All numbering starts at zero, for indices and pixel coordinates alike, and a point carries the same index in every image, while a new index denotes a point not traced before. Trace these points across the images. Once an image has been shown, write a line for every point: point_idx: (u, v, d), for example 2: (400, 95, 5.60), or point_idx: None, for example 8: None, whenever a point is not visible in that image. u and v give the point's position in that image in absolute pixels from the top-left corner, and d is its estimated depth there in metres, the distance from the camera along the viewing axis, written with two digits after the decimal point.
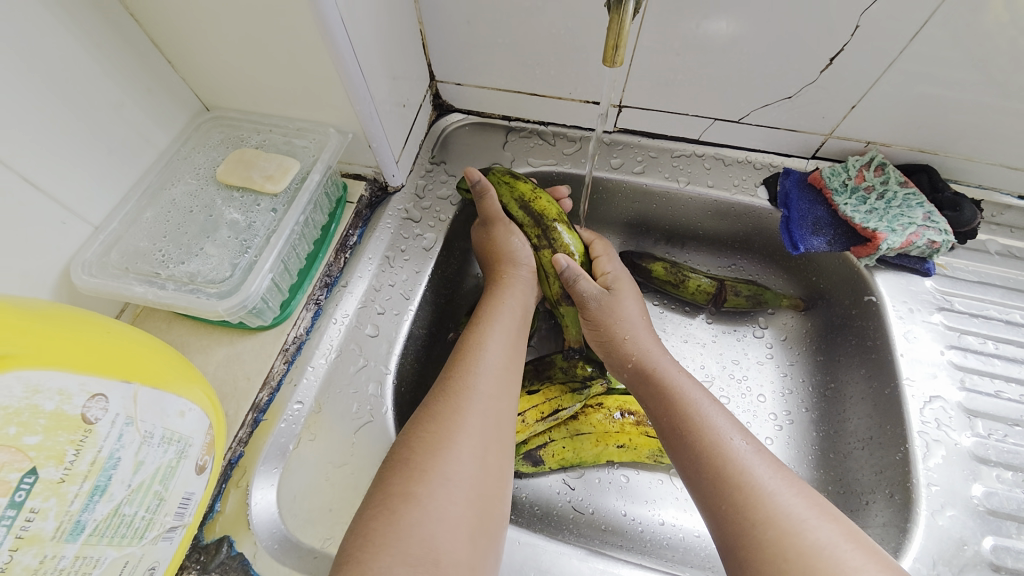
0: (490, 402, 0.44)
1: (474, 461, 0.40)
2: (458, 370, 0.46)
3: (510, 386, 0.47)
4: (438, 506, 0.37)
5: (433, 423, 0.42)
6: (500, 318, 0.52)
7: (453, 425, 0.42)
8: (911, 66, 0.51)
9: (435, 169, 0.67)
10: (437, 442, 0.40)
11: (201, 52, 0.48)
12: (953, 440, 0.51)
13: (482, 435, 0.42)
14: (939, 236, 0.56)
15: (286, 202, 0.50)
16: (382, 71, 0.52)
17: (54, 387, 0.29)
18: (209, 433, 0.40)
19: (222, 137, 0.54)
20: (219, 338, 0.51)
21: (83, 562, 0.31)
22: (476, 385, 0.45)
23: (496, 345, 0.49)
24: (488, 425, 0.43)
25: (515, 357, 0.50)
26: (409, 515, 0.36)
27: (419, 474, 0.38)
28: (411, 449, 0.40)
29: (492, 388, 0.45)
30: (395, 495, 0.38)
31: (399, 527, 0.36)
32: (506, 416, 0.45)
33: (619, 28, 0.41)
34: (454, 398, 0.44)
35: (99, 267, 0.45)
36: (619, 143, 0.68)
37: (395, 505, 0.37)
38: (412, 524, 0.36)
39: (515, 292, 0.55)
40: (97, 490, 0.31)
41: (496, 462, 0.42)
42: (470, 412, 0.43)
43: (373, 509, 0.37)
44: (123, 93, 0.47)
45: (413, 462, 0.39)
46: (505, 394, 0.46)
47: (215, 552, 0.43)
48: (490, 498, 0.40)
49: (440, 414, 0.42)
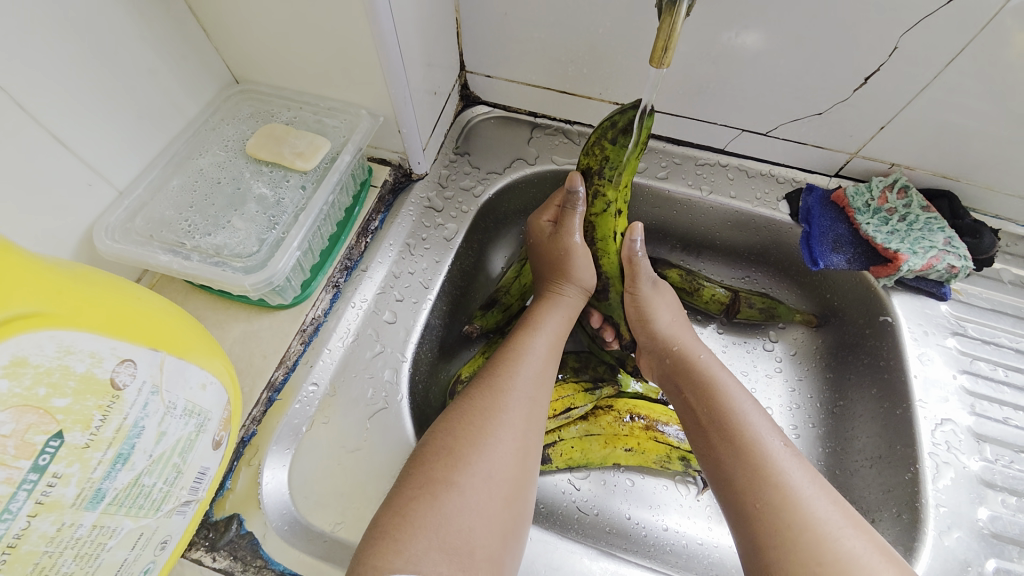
0: (529, 399, 0.44)
1: (514, 453, 0.40)
2: (499, 364, 0.46)
3: (548, 381, 0.47)
4: (476, 497, 0.37)
5: (475, 412, 0.42)
6: (546, 323, 0.52)
7: (493, 415, 0.41)
8: (941, 93, 0.51)
9: (459, 159, 0.67)
10: (478, 431, 0.40)
11: (238, 22, 0.47)
12: (962, 463, 0.52)
13: (523, 426, 0.42)
14: (958, 261, 0.57)
15: (315, 180, 0.49)
16: (418, 57, 0.52)
17: (85, 350, 0.29)
18: (227, 409, 0.39)
19: (251, 110, 0.54)
20: (236, 314, 0.50)
21: (99, 531, 0.30)
22: (515, 377, 0.45)
23: (535, 343, 0.49)
24: (528, 416, 0.43)
25: (552, 354, 0.50)
26: (448, 501, 0.36)
27: (461, 463, 0.38)
28: (451, 438, 0.40)
29: (530, 385, 0.45)
30: (436, 480, 0.37)
31: (439, 514, 0.36)
32: (541, 410, 0.45)
33: (671, 31, 0.40)
34: (496, 390, 0.43)
35: (122, 233, 0.44)
36: (645, 147, 0.68)
37: (438, 491, 0.37)
38: (447, 511, 0.36)
39: (562, 309, 0.54)
40: (120, 458, 0.30)
41: (529, 455, 0.42)
42: (512, 405, 0.43)
43: (413, 491, 0.37)
44: (156, 58, 0.46)
45: (457, 453, 0.39)
46: (539, 387, 0.45)
47: (224, 530, 0.42)
48: (521, 484, 0.40)
49: (481, 405, 0.42)
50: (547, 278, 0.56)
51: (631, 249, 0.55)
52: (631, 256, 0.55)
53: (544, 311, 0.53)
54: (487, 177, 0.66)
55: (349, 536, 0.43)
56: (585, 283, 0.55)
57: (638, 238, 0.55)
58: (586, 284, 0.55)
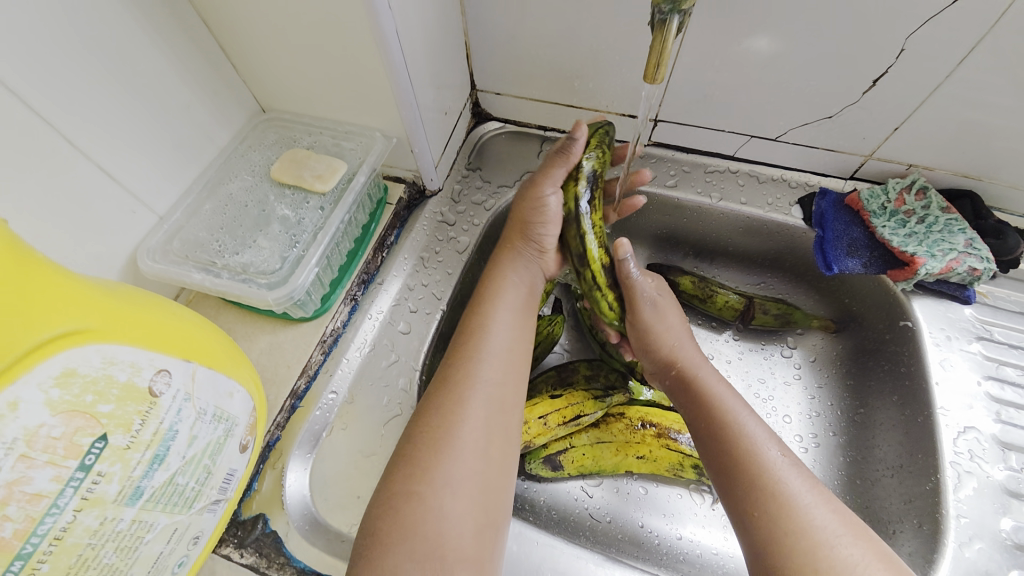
0: (488, 390, 0.46)
1: (473, 453, 0.42)
2: (457, 356, 0.48)
3: (511, 367, 0.49)
4: (441, 503, 0.39)
5: (432, 415, 0.44)
6: (503, 296, 0.53)
7: (454, 415, 0.43)
8: (954, 92, 0.50)
9: (471, 175, 0.69)
10: (441, 440, 0.42)
11: (263, 57, 0.51)
12: (986, 472, 0.50)
13: (482, 423, 0.44)
14: (980, 263, 0.55)
15: (333, 201, 0.52)
16: (428, 80, 0.55)
17: (126, 361, 0.32)
18: (252, 415, 0.42)
19: (276, 136, 0.58)
20: (263, 326, 0.54)
21: (138, 526, 0.33)
22: (473, 371, 0.46)
23: (493, 324, 0.50)
24: (489, 407, 0.45)
25: (513, 334, 0.51)
26: (414, 513, 0.38)
27: (421, 472, 0.40)
28: (412, 445, 0.42)
29: (490, 376, 0.47)
30: (399, 492, 0.40)
31: (406, 524, 0.38)
32: (507, 396, 0.47)
33: (661, 48, 0.41)
34: (452, 387, 0.45)
35: (161, 253, 0.48)
36: (653, 157, 0.69)
37: (400, 504, 0.39)
38: (416, 522, 0.38)
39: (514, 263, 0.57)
40: (157, 459, 0.34)
41: (495, 450, 0.44)
42: (473, 400, 0.45)
43: (378, 509, 0.39)
44: (191, 93, 0.50)
45: (417, 460, 0.41)
46: (500, 375, 0.47)
47: (251, 528, 0.45)
48: (493, 482, 0.42)
49: (437, 405, 0.44)
50: (512, 241, 0.57)
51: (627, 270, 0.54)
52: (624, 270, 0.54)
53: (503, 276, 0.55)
54: (498, 190, 0.68)
55: None
56: (541, 241, 0.56)
57: (627, 255, 0.54)
58: (541, 240, 0.56)
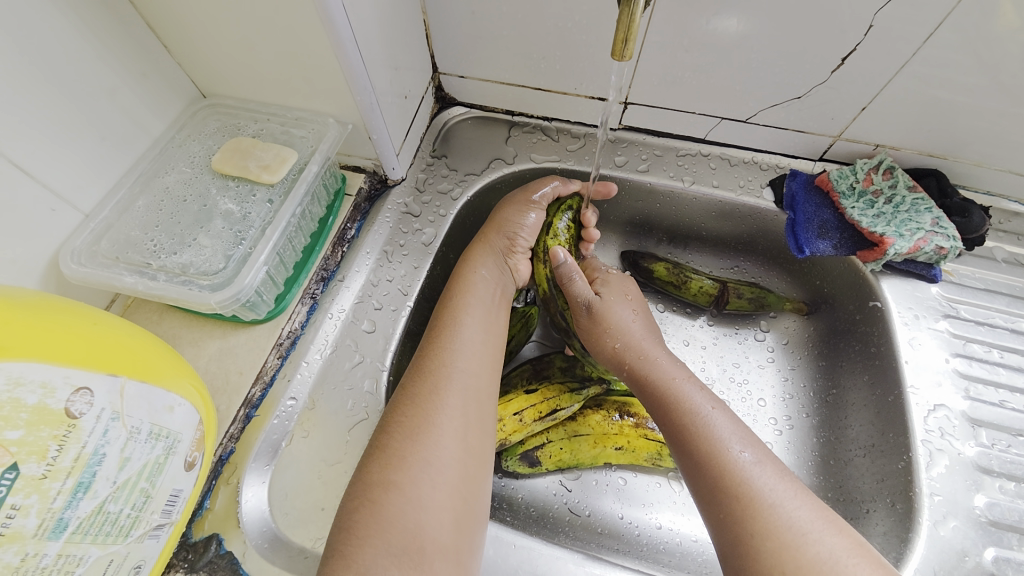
0: (469, 379, 0.45)
1: (455, 441, 0.41)
2: (435, 346, 0.47)
3: (489, 356, 0.48)
4: (420, 494, 0.38)
5: (412, 406, 0.42)
6: (475, 288, 0.52)
7: (432, 405, 0.42)
8: (922, 70, 0.50)
9: (436, 162, 0.66)
10: (418, 430, 0.41)
11: (197, 36, 0.46)
12: (956, 449, 0.51)
13: (461, 409, 0.43)
14: (947, 242, 0.55)
15: (283, 194, 0.48)
16: (383, 61, 0.51)
17: (37, 380, 0.28)
18: (199, 428, 0.39)
19: (218, 125, 0.53)
20: (212, 331, 0.50)
21: (65, 560, 0.30)
22: (452, 358, 0.45)
23: (470, 314, 0.49)
24: (468, 398, 0.44)
25: (491, 321, 0.50)
26: (391, 503, 0.37)
27: (400, 461, 0.39)
28: (392, 436, 0.41)
29: (469, 364, 0.46)
30: (378, 484, 0.38)
31: (383, 518, 0.37)
32: (485, 387, 0.46)
33: (629, 22, 0.39)
34: (433, 378, 0.44)
35: (88, 256, 0.44)
36: (624, 140, 0.67)
37: (377, 495, 0.38)
38: (397, 513, 0.37)
39: (487, 261, 0.55)
40: (81, 487, 0.30)
41: (474, 438, 0.43)
42: (450, 389, 0.43)
43: (355, 501, 0.38)
44: (116, 78, 0.45)
45: (395, 450, 0.40)
46: (479, 364, 0.46)
47: (203, 550, 0.42)
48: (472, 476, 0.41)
49: (416, 394, 0.43)
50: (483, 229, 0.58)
51: (562, 270, 0.55)
52: (564, 276, 0.55)
53: (478, 262, 0.55)
54: (465, 178, 0.65)
55: None
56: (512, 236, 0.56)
57: (564, 259, 0.55)
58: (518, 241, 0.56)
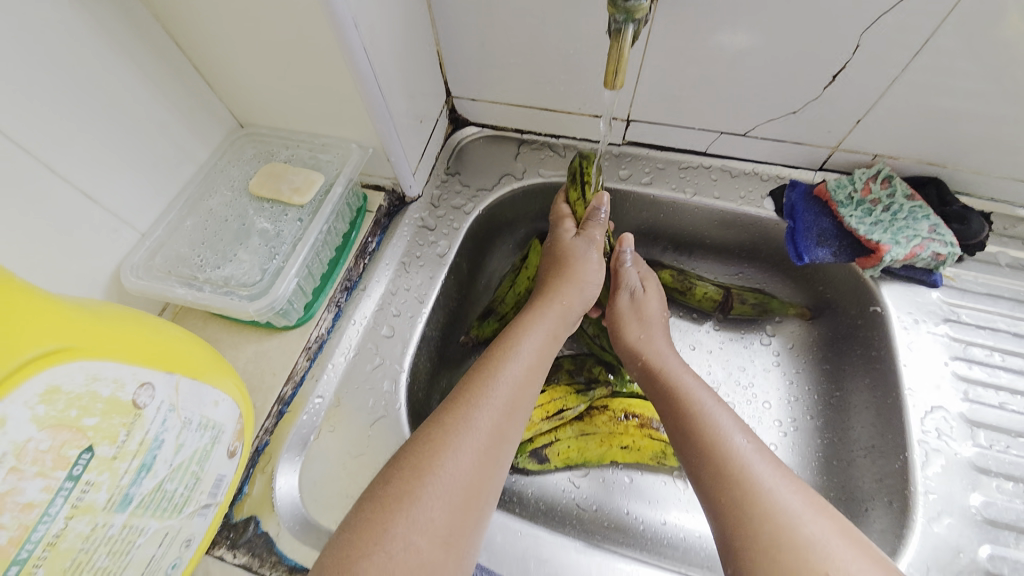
0: (510, 397, 0.45)
1: (480, 453, 0.41)
2: (486, 363, 0.47)
3: (536, 374, 0.48)
4: (437, 505, 0.37)
5: (450, 418, 0.42)
6: (540, 319, 0.53)
7: (469, 418, 0.42)
8: (910, 82, 0.52)
9: (450, 179, 0.71)
10: (450, 441, 0.40)
11: (236, 75, 0.53)
12: (953, 449, 0.52)
13: (495, 426, 0.43)
14: (944, 249, 0.57)
15: (311, 213, 0.54)
16: (400, 90, 0.56)
17: (110, 376, 0.33)
18: (239, 422, 0.44)
19: (254, 151, 0.59)
20: (249, 336, 0.55)
21: (129, 530, 0.35)
22: (498, 375, 0.46)
23: (530, 339, 0.50)
24: (505, 417, 0.44)
25: (547, 343, 0.51)
26: (409, 513, 0.36)
27: (427, 471, 0.38)
28: (424, 444, 0.40)
29: (513, 382, 0.46)
30: (400, 492, 0.37)
31: (398, 527, 0.35)
32: (523, 405, 0.46)
33: (618, 55, 0.43)
34: (475, 394, 0.44)
35: (145, 270, 0.50)
36: (627, 155, 0.70)
37: (399, 502, 0.37)
38: (408, 523, 0.36)
39: (574, 291, 0.56)
40: (144, 467, 0.35)
41: (498, 455, 0.42)
42: (489, 405, 0.43)
43: (372, 507, 0.37)
44: (168, 113, 0.52)
45: (424, 461, 0.39)
46: (523, 385, 0.46)
47: (243, 530, 0.46)
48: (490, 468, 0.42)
49: (456, 407, 0.43)
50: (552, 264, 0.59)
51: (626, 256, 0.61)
52: (621, 261, 0.61)
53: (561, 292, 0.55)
54: (477, 194, 0.70)
55: None
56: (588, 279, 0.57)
57: (627, 249, 0.61)
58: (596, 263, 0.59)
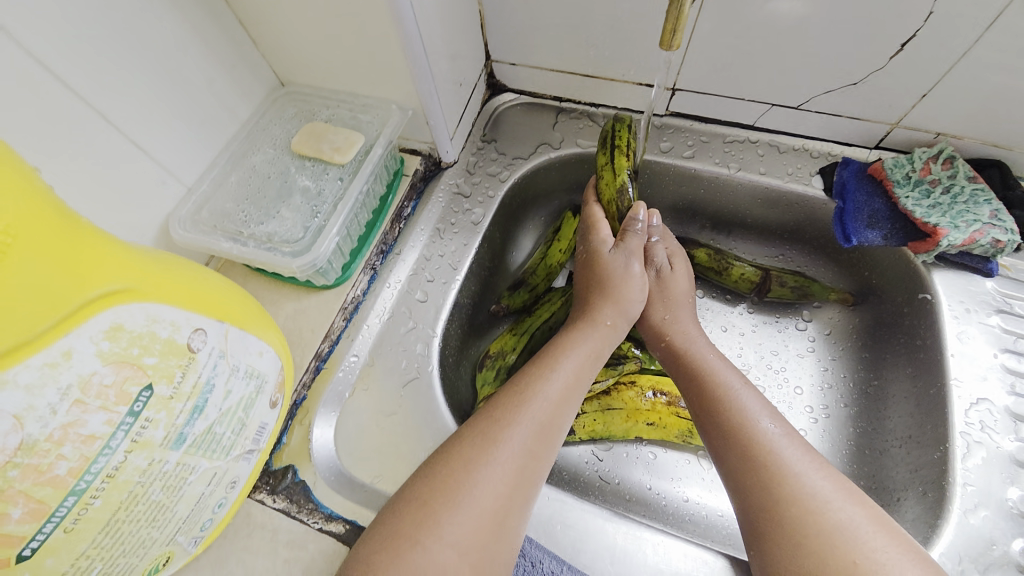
0: (556, 397, 0.46)
1: (522, 452, 0.42)
2: (536, 362, 0.48)
3: (587, 377, 0.49)
4: (477, 499, 0.39)
5: (493, 416, 0.43)
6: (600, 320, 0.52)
7: (511, 417, 0.43)
8: (989, 54, 0.48)
9: (486, 146, 0.70)
10: (490, 436, 0.42)
11: (279, 30, 0.52)
12: (994, 442, 0.50)
13: (538, 426, 0.44)
14: (1004, 235, 0.53)
15: (352, 173, 0.54)
16: (441, 50, 0.55)
17: (168, 319, 0.34)
18: (281, 374, 0.46)
19: (295, 111, 0.59)
20: (288, 294, 0.57)
21: (182, 467, 0.37)
22: (546, 376, 0.47)
23: (583, 339, 0.51)
24: (549, 419, 0.44)
25: (602, 349, 0.51)
26: (449, 504, 0.38)
27: (467, 466, 0.40)
28: (467, 439, 0.42)
29: (563, 384, 0.47)
30: (446, 483, 0.39)
31: (439, 517, 0.38)
32: (569, 407, 0.47)
33: (677, 14, 0.41)
34: (518, 395, 0.45)
35: (191, 223, 0.51)
36: (670, 126, 0.68)
37: (441, 494, 0.39)
38: (448, 514, 0.38)
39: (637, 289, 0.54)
40: (197, 409, 0.37)
41: (540, 456, 0.43)
42: (532, 404, 0.44)
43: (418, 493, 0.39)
44: (213, 68, 0.52)
45: (464, 455, 0.41)
46: (571, 386, 0.47)
47: (281, 477, 0.48)
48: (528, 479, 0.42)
49: (502, 405, 0.44)
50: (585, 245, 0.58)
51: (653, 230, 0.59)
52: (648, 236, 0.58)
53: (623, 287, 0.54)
54: (513, 162, 0.69)
55: (387, 487, 0.49)
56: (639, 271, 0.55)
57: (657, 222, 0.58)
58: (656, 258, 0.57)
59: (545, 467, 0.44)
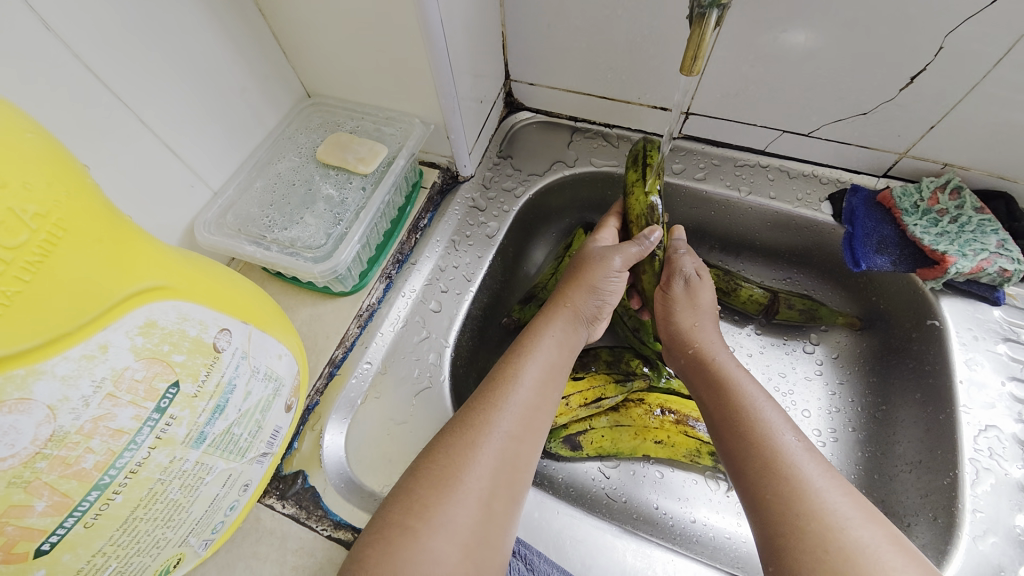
0: (536, 387, 0.47)
1: (507, 441, 0.43)
2: (516, 351, 0.50)
3: (561, 368, 0.50)
4: (470, 487, 0.40)
5: (484, 405, 0.45)
6: (568, 310, 0.55)
7: (497, 407, 0.44)
8: (995, 90, 0.50)
9: (502, 162, 0.71)
10: (480, 427, 0.43)
11: (311, 44, 0.54)
12: (1003, 470, 0.50)
13: (520, 415, 0.45)
14: (1011, 265, 0.54)
15: (374, 182, 0.55)
16: (466, 68, 0.56)
17: (197, 318, 0.35)
18: (297, 378, 0.46)
19: (320, 121, 0.61)
20: (305, 299, 0.57)
21: (200, 467, 0.37)
22: (525, 365, 0.48)
23: (553, 330, 0.52)
24: (528, 407, 0.46)
25: (569, 340, 0.53)
26: (443, 492, 0.39)
27: (466, 456, 0.41)
28: (461, 429, 0.43)
29: (540, 373, 0.48)
30: (450, 472, 0.40)
31: (434, 505, 0.38)
32: (548, 397, 0.48)
33: (700, 40, 0.42)
34: (502, 385, 0.46)
35: (216, 227, 0.52)
36: (683, 149, 0.69)
37: (441, 482, 0.40)
38: (443, 502, 0.39)
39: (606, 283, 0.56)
40: (218, 409, 0.37)
41: (525, 445, 0.44)
42: (515, 395, 0.46)
43: (423, 481, 0.40)
44: (245, 78, 0.54)
45: (460, 447, 0.42)
46: (548, 376, 0.49)
47: (292, 483, 0.48)
48: (515, 477, 0.43)
49: (489, 395, 0.45)
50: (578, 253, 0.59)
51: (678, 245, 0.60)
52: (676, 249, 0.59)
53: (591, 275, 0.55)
54: (528, 178, 0.70)
55: None
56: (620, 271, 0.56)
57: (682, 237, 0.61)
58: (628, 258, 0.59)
59: (529, 458, 0.44)
